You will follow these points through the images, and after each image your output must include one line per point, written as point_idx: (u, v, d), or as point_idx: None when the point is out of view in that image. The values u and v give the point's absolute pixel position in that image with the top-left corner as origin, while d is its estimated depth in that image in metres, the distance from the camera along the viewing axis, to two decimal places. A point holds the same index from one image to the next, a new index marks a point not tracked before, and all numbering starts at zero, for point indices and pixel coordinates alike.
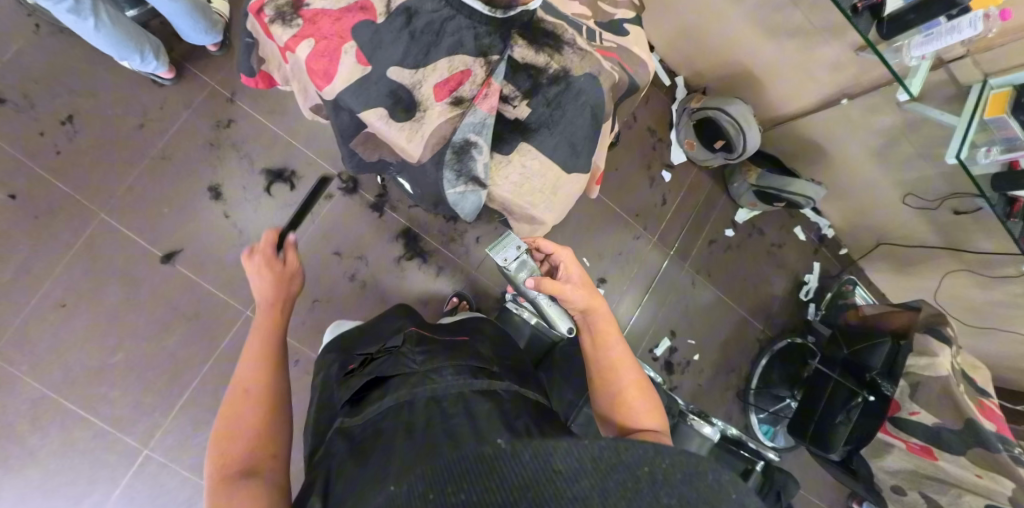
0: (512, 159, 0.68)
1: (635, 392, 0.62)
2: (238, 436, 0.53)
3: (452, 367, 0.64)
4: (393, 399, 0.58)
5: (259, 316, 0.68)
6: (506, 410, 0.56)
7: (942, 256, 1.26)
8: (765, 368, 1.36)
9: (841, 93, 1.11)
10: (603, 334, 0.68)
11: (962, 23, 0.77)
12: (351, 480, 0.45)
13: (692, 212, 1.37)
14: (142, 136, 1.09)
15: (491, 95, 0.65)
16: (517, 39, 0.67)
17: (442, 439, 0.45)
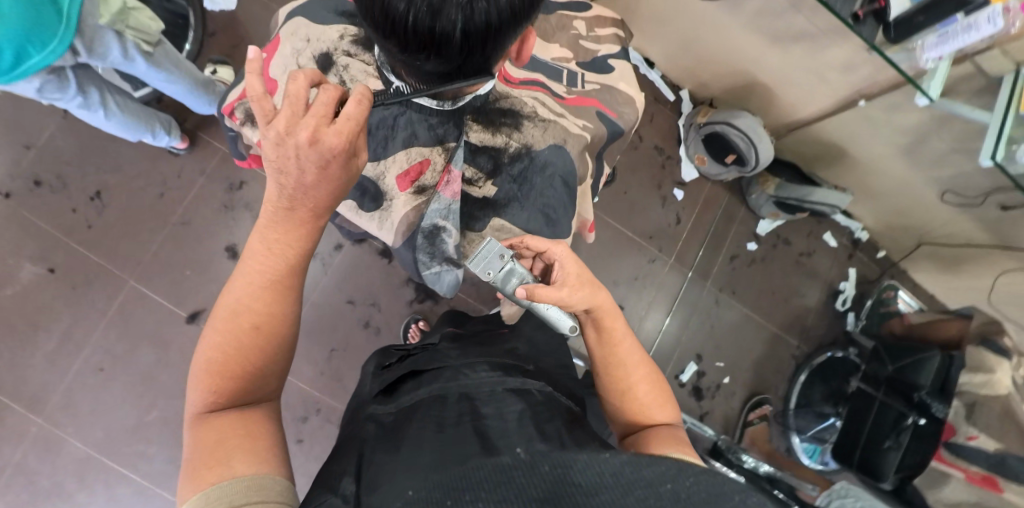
0: (485, 236, 0.74)
1: (644, 384, 0.58)
2: (235, 371, 0.44)
3: (489, 365, 0.59)
4: (426, 394, 0.53)
5: (272, 207, 0.48)
6: (538, 412, 0.48)
7: (993, 256, 1.15)
8: (805, 385, 1.30)
9: (858, 93, 1.03)
10: (605, 324, 0.60)
11: (980, 20, 0.69)
12: (384, 459, 0.41)
13: (710, 228, 1.32)
14: (164, 203, 1.11)
15: (452, 182, 0.69)
16: (472, 124, 0.68)
17: (479, 441, 0.40)
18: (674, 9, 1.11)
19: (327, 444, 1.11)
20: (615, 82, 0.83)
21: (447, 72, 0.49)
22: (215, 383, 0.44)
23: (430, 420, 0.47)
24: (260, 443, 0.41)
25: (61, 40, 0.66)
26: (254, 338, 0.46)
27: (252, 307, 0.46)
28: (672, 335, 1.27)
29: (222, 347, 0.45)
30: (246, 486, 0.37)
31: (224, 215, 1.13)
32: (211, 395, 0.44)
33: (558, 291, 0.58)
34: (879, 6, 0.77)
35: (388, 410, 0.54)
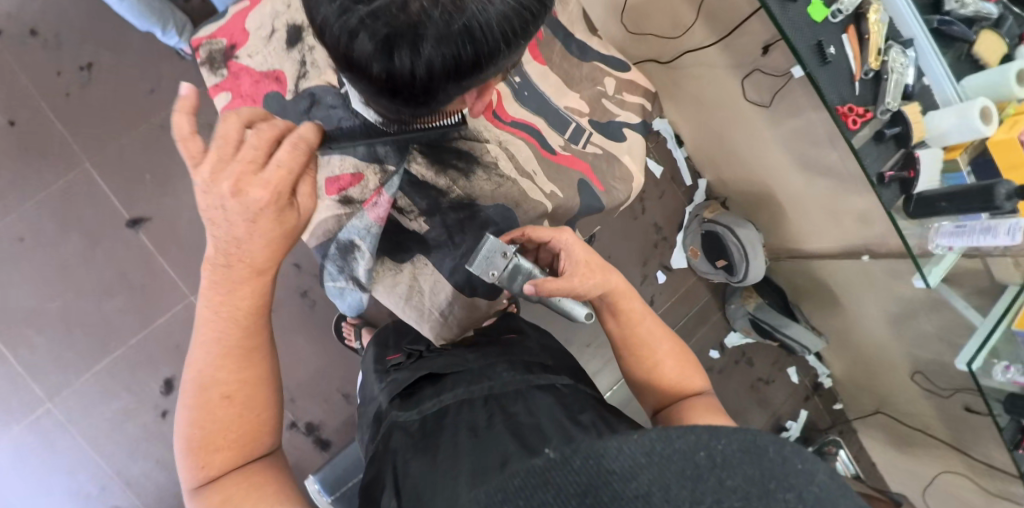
0: (404, 271, 0.72)
1: (669, 359, 0.59)
2: (221, 440, 0.49)
3: (506, 363, 0.63)
4: (452, 398, 0.58)
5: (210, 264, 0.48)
6: (568, 404, 0.54)
7: (942, 451, 1.11)
8: None
9: (865, 247, 0.99)
10: (626, 304, 0.61)
11: (1000, 227, 0.67)
12: (421, 475, 0.47)
13: (680, 321, 1.26)
14: (151, 101, 1.06)
15: (379, 206, 0.66)
16: (416, 155, 0.66)
17: (511, 444, 0.45)
18: (716, 100, 1.08)
19: None
20: (620, 153, 0.83)
21: (380, 101, 0.45)
22: (212, 452, 0.49)
23: (462, 423, 0.53)
24: (263, 489, 0.49)
25: None
26: (230, 407, 0.49)
27: (220, 376, 0.49)
28: None
29: (205, 423, 0.49)
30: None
31: (206, 135, 1.08)
32: (209, 467, 0.49)
33: (566, 285, 0.57)
34: (909, 175, 0.73)
35: (412, 417, 0.58)
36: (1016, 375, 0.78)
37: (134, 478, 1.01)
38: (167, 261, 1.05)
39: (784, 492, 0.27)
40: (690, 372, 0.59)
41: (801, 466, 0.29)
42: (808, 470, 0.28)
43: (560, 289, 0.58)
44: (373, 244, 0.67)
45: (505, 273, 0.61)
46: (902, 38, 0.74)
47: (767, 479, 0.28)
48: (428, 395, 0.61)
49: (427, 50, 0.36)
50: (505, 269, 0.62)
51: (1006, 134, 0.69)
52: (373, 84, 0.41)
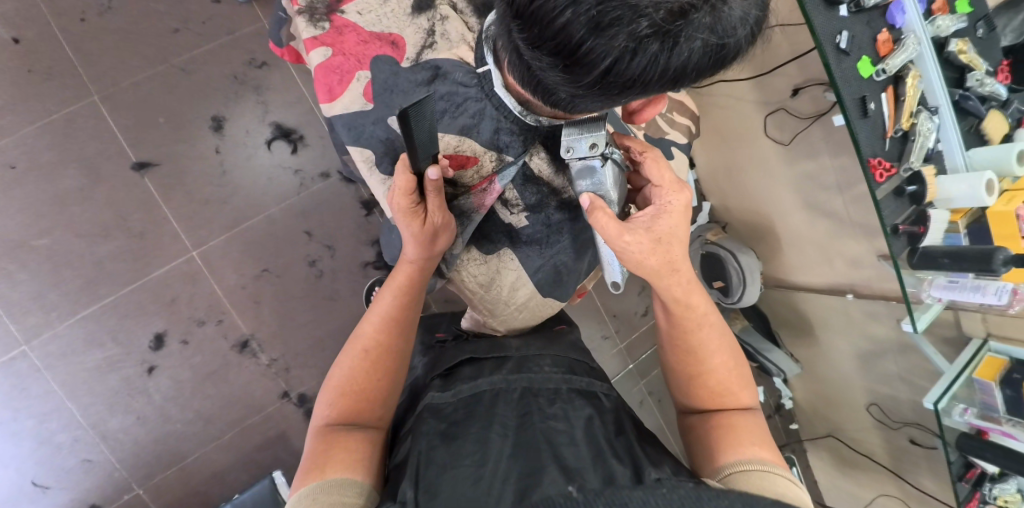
0: (487, 261, 0.88)
1: (721, 373, 0.68)
2: (348, 392, 0.66)
3: (551, 360, 0.77)
4: (489, 385, 0.69)
5: (399, 272, 0.76)
6: (599, 412, 0.65)
7: (884, 481, 1.20)
8: None
9: (850, 286, 1.09)
10: (690, 312, 0.69)
11: (988, 286, 0.82)
12: (450, 467, 0.54)
13: None
14: (173, 40, 1.04)
15: (490, 193, 0.80)
16: (538, 151, 0.79)
17: (540, 443, 0.57)
18: (738, 131, 1.14)
19: (210, 358, 1.09)
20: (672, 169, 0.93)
21: (560, 90, 0.50)
22: (340, 403, 0.66)
23: (496, 418, 0.62)
24: (352, 455, 0.60)
25: None
26: (363, 359, 0.68)
27: (366, 334, 0.71)
28: None
29: (345, 373, 0.67)
30: (329, 486, 0.55)
31: (229, 85, 1.07)
32: (336, 411, 0.65)
33: (611, 226, 0.64)
34: (918, 231, 0.84)
35: (447, 400, 0.68)
36: (971, 417, 0.88)
37: (112, 432, 1.05)
38: (170, 211, 1.06)
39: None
40: (739, 387, 0.68)
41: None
42: None
43: (603, 227, 0.65)
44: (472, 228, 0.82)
45: (573, 159, 0.67)
46: (930, 106, 0.84)
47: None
48: (465, 381, 0.72)
49: (664, 56, 0.41)
50: (582, 161, 0.68)
51: (1005, 207, 0.79)
52: (581, 78, 0.45)
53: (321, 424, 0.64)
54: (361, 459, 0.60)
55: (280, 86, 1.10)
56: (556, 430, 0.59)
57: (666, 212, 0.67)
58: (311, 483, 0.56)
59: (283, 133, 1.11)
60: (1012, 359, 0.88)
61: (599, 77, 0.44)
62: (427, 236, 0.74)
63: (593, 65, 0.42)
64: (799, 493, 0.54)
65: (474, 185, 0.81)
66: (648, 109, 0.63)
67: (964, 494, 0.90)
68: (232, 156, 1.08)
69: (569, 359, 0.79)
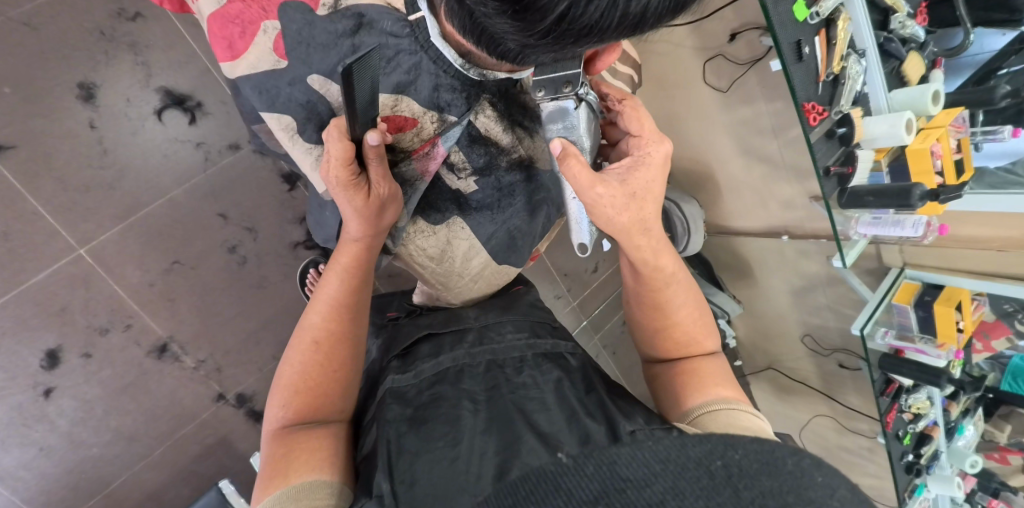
0: (438, 230, 0.81)
1: (686, 326, 0.67)
2: (303, 389, 0.58)
3: (512, 326, 0.70)
4: (450, 360, 0.61)
5: (343, 252, 0.67)
6: (574, 374, 0.59)
7: (816, 400, 1.35)
8: None
9: (784, 229, 1.14)
10: (658, 272, 0.67)
11: (907, 221, 0.89)
12: (422, 448, 0.47)
13: (615, 289, 1.37)
14: None
15: (434, 157, 0.73)
16: (485, 108, 0.72)
17: (512, 412, 0.50)
18: (675, 78, 1.12)
19: (122, 369, 0.97)
20: None
21: (506, 42, 0.43)
22: (294, 402, 0.58)
23: (462, 393, 0.54)
24: (316, 453, 0.53)
25: None
26: (314, 352, 0.60)
27: (313, 325, 0.62)
28: None
29: (296, 368, 0.59)
30: (297, 491, 0.48)
31: (95, 42, 0.88)
32: (293, 411, 0.57)
33: (584, 176, 0.59)
34: (847, 171, 0.87)
35: (410, 378, 0.59)
36: (890, 339, 0.98)
37: (10, 471, 0.92)
38: (40, 203, 0.88)
39: (805, 503, 0.28)
40: (703, 335, 0.67)
41: (820, 479, 0.30)
42: (824, 482, 0.29)
43: (576, 177, 0.60)
44: (417, 198, 0.75)
45: (545, 100, 0.60)
46: (858, 48, 0.85)
47: (785, 492, 0.28)
48: (426, 357, 0.64)
49: None
50: (554, 103, 0.61)
51: (921, 144, 0.82)
52: (533, 25, 0.38)
53: (278, 428, 0.56)
54: (328, 455, 0.53)
55: (162, 41, 0.92)
56: (529, 399, 0.52)
57: (645, 162, 0.64)
58: (276, 492, 0.49)
59: (175, 100, 0.95)
60: (924, 283, 0.99)
61: (553, 24, 0.38)
62: (370, 209, 0.65)
63: (546, 10, 0.36)
64: (764, 426, 0.55)
65: (415, 149, 0.72)
66: (602, 56, 0.55)
67: (884, 406, 0.97)
68: (112, 132, 0.91)
69: (534, 324, 0.72)
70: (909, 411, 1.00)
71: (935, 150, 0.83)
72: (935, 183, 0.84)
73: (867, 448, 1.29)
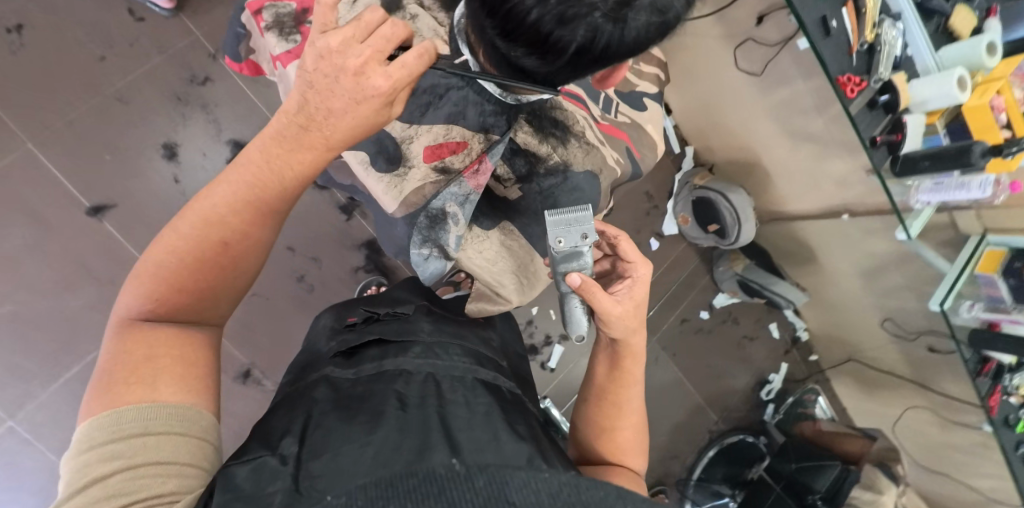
0: (489, 235, 0.76)
1: (632, 429, 0.58)
2: (188, 290, 0.40)
3: (459, 348, 0.60)
4: (391, 364, 0.53)
5: (295, 139, 0.41)
6: (507, 405, 0.49)
7: (907, 389, 1.23)
8: (711, 460, 1.33)
9: (844, 207, 1.08)
10: (627, 364, 0.59)
11: (973, 182, 0.80)
12: (343, 434, 0.38)
13: (671, 288, 1.33)
14: (101, 69, 0.96)
15: (482, 173, 0.71)
16: (523, 125, 0.74)
17: (428, 421, 0.41)
18: (707, 70, 1.12)
19: None
20: (644, 122, 0.89)
21: (535, 75, 0.46)
22: (168, 299, 0.40)
23: (392, 393, 0.46)
24: (191, 368, 0.39)
25: None
26: (216, 253, 0.41)
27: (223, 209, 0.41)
28: None
29: (178, 256, 0.40)
30: (160, 443, 0.34)
31: (173, 106, 1.00)
32: (159, 308, 0.39)
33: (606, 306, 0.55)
34: (895, 139, 0.81)
35: (347, 374, 0.52)
36: (979, 312, 0.90)
37: None
38: (137, 250, 1.00)
39: None
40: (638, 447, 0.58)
41: None
42: None
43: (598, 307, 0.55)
44: (471, 210, 0.72)
45: (566, 250, 0.55)
46: (892, 12, 0.81)
47: None
48: (370, 357, 0.56)
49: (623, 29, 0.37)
50: (571, 252, 0.55)
51: (979, 100, 0.76)
52: (553, 61, 0.41)
53: (140, 325, 0.39)
54: (205, 376, 0.40)
55: (228, 98, 1.03)
56: (457, 413, 0.43)
57: (641, 285, 0.60)
58: (122, 411, 0.34)
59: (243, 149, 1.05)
60: (1010, 249, 0.89)
61: (570, 58, 0.40)
62: (363, 133, 0.43)
63: (562, 49, 0.38)
64: None
65: (464, 168, 0.71)
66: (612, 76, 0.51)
67: (985, 389, 0.93)
68: (191, 182, 1.02)
69: (482, 353, 0.62)
70: (1017, 395, 0.92)
71: (996, 103, 0.77)
72: (1000, 139, 0.78)
73: (979, 445, 1.12)
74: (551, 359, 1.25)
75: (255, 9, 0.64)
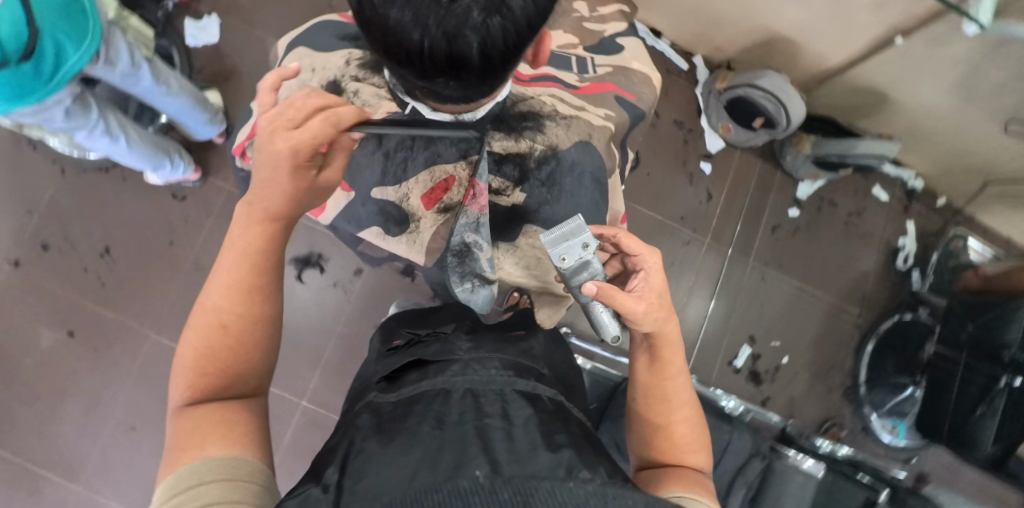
0: (517, 245, 0.74)
1: (684, 423, 0.52)
2: (215, 369, 0.43)
3: (497, 361, 0.55)
4: (431, 385, 0.49)
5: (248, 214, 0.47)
6: (548, 417, 0.44)
7: None
8: (874, 356, 1.19)
9: (894, 30, 0.91)
10: (659, 353, 0.54)
11: None
12: (384, 453, 0.36)
13: (745, 201, 1.23)
14: (174, 250, 1.04)
15: (479, 197, 0.69)
16: (494, 134, 0.67)
17: (469, 434, 0.37)
18: None
19: None
20: (627, 63, 0.83)
21: (467, 96, 0.47)
22: (201, 384, 0.42)
23: (431, 413, 0.42)
24: (241, 432, 0.39)
25: (95, 37, 0.67)
26: (221, 334, 0.43)
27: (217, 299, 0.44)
28: (719, 319, 1.19)
29: (197, 346, 0.43)
30: (209, 488, 0.33)
31: None
32: (195, 392, 0.42)
33: (634, 308, 0.52)
34: None
35: (390, 399, 0.49)
36: None
37: None
38: None
39: None
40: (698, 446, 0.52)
41: None
42: None
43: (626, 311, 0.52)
44: (486, 233, 0.71)
45: (572, 264, 0.55)
46: None
47: None
48: (411, 381, 0.53)
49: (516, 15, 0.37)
50: (578, 263, 0.56)
51: None
52: (470, 74, 0.41)
53: (180, 411, 0.41)
54: (247, 433, 0.39)
55: None
56: (493, 425, 0.39)
57: (658, 275, 0.55)
58: (180, 469, 0.35)
59: (303, 261, 1.11)
60: None
61: (485, 65, 0.40)
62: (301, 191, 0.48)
63: (470, 62, 0.39)
64: None
65: (462, 198, 0.70)
66: (542, 49, 0.49)
67: None
68: None
69: (517, 361, 0.57)
70: None
71: None
72: None
73: None
74: None
75: (240, 153, 0.71)
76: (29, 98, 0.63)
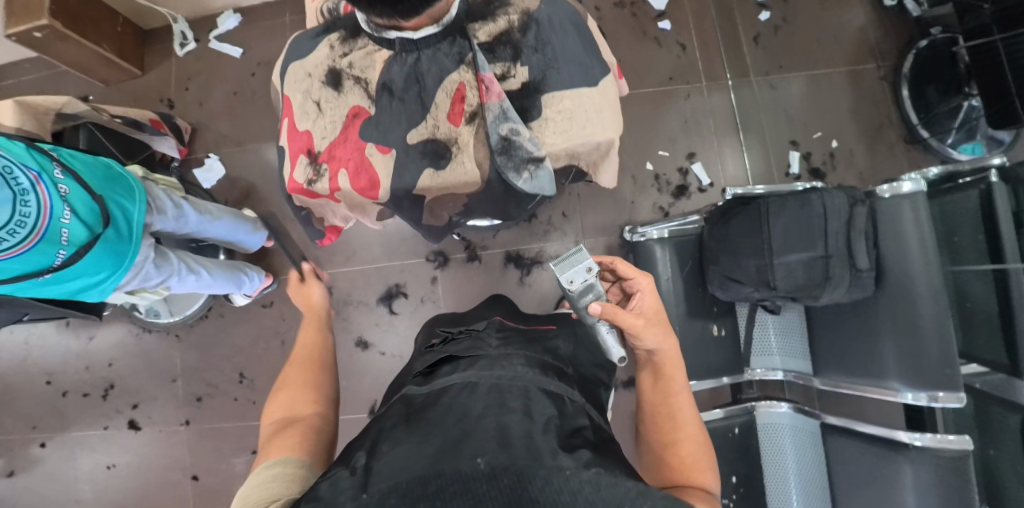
0: (548, 113, 0.65)
1: (689, 444, 0.56)
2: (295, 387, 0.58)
3: (522, 357, 0.51)
4: (461, 378, 0.46)
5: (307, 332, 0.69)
6: (563, 421, 0.43)
7: None
8: (915, 95, 1.16)
9: None
10: (664, 370, 0.62)
11: None
12: (405, 443, 0.39)
13: (719, 30, 1.23)
14: (288, 345, 1.18)
15: (491, 86, 0.63)
16: (472, 28, 0.64)
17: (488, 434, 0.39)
18: None
19: None
20: None
21: None
22: (279, 401, 0.56)
23: (456, 408, 0.42)
24: (299, 439, 0.49)
25: (140, 192, 0.84)
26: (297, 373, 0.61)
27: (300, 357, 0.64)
28: (755, 146, 1.19)
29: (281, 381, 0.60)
30: (275, 474, 0.43)
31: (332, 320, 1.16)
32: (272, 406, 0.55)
33: (632, 321, 0.61)
34: None
35: (421, 391, 0.47)
36: None
37: None
38: None
39: None
40: (697, 467, 0.54)
41: None
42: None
43: (626, 322, 0.61)
44: (514, 114, 0.64)
45: (580, 287, 0.62)
46: None
47: None
48: (444, 373, 0.50)
49: None
50: (585, 287, 0.63)
51: None
52: None
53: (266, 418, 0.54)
54: (308, 441, 0.49)
55: (348, 282, 1.17)
56: (511, 422, 0.40)
57: (651, 294, 0.67)
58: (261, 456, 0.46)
59: (388, 297, 1.15)
60: None
61: None
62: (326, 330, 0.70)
63: None
64: None
65: (479, 98, 0.64)
66: None
67: None
68: (388, 344, 1.14)
69: (545, 359, 0.53)
70: None
71: None
72: None
73: None
74: (701, 178, 1.17)
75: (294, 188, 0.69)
76: (127, 260, 0.81)
